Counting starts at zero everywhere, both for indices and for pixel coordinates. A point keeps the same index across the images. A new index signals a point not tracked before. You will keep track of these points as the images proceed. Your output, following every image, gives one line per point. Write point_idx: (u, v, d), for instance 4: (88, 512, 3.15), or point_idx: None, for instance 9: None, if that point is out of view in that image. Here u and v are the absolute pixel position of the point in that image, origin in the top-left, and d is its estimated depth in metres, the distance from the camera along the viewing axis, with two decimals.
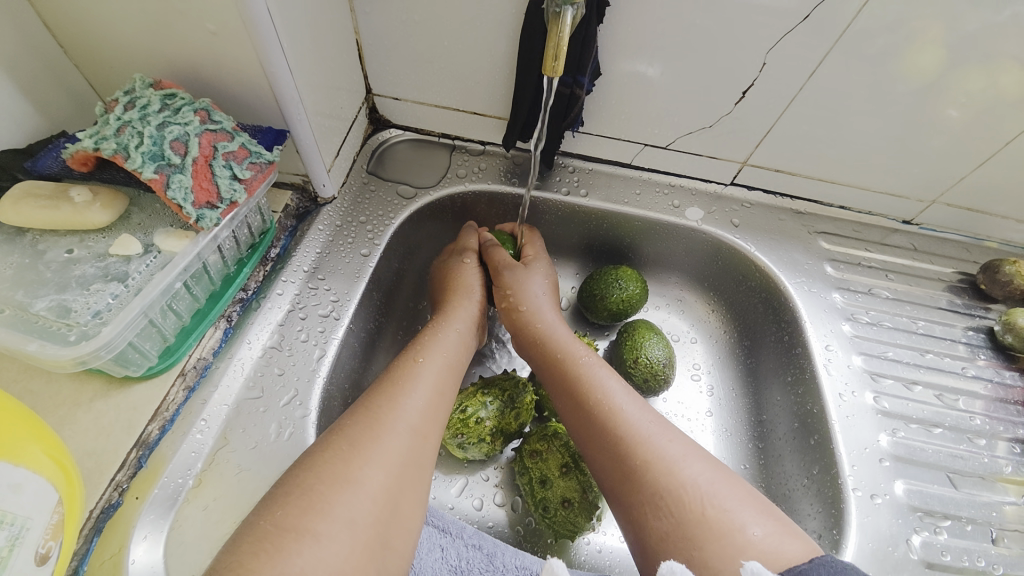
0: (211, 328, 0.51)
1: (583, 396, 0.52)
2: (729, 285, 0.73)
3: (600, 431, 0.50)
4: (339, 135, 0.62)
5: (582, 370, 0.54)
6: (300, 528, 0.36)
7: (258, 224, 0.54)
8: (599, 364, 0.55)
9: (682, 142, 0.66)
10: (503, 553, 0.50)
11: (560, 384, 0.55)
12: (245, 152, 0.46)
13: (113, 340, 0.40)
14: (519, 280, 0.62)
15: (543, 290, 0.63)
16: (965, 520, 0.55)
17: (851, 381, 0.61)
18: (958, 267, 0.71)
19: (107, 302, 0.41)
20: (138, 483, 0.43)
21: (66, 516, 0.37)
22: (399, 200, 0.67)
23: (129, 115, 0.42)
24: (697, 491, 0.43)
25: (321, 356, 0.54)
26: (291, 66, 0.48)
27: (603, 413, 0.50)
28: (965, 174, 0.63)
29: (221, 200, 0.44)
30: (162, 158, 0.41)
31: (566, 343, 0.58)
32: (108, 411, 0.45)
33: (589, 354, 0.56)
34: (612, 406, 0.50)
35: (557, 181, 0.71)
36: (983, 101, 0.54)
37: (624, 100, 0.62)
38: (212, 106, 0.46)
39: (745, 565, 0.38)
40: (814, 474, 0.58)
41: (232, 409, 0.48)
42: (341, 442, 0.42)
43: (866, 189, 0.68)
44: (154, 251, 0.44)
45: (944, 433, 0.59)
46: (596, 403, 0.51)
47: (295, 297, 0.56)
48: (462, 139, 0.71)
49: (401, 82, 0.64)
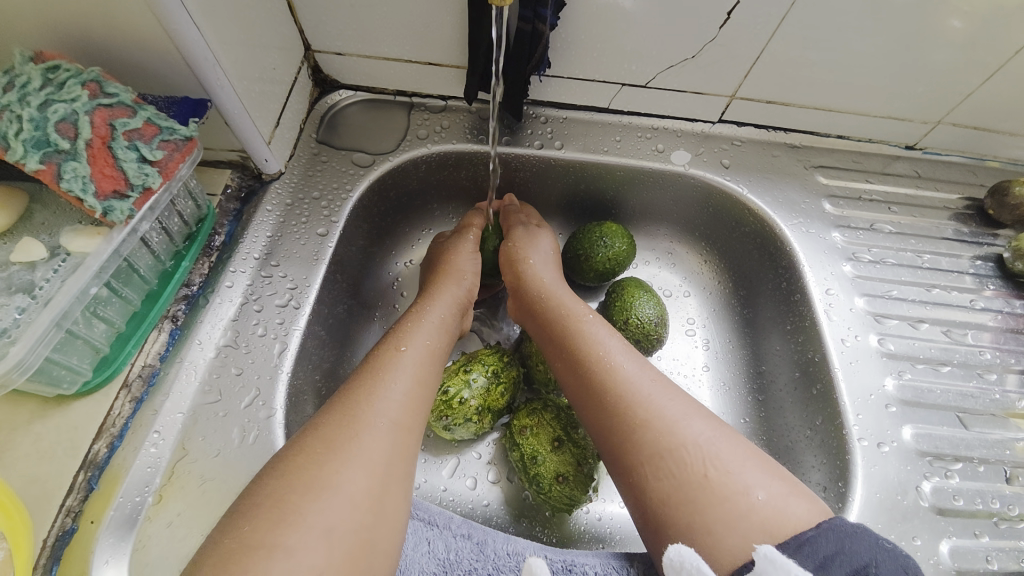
0: (154, 331, 0.46)
1: (579, 358, 0.49)
2: (722, 231, 0.68)
3: (599, 389, 0.46)
4: (277, 100, 0.54)
5: (581, 328, 0.51)
6: (270, 543, 0.32)
7: (191, 211, 0.48)
8: (600, 322, 0.51)
9: (663, 78, 0.59)
10: (495, 541, 0.46)
11: (557, 342, 0.52)
12: (154, 129, 0.40)
13: (25, 360, 0.35)
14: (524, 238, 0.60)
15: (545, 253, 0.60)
16: (976, 461, 0.52)
17: (853, 325, 0.57)
18: (963, 192, 0.66)
19: (12, 318, 0.36)
20: (91, 506, 0.40)
21: (11, 552, 0.34)
22: (355, 169, 0.60)
23: (4, 97, 0.35)
24: (698, 452, 0.40)
25: (282, 351, 0.49)
26: (198, 21, 0.41)
27: (601, 370, 0.47)
28: (973, 89, 0.57)
29: (131, 188, 0.39)
30: (48, 144, 0.36)
31: (565, 302, 0.54)
32: (49, 433, 0.41)
33: (591, 313, 0.53)
34: (611, 364, 0.47)
35: (529, 133, 0.64)
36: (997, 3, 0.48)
37: (595, 33, 0.54)
38: (103, 77, 0.39)
39: (757, 549, 0.35)
40: (818, 425, 0.56)
41: (189, 417, 0.44)
42: (316, 445, 0.38)
43: (866, 115, 0.62)
44: (62, 253, 0.39)
45: (952, 371, 0.56)
46: (597, 362, 0.47)
47: (248, 287, 0.51)
48: (419, 95, 0.64)
49: (341, 33, 0.56)
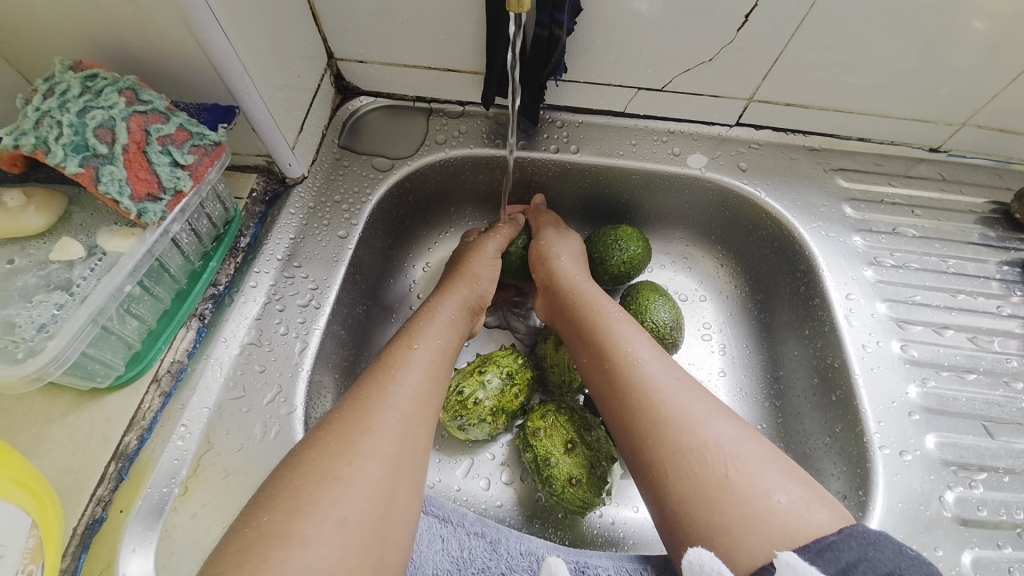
0: (182, 328, 0.48)
1: (605, 355, 0.49)
2: (739, 235, 0.68)
3: (624, 386, 0.46)
4: (301, 107, 0.56)
5: (607, 326, 0.51)
6: (287, 532, 0.33)
7: (219, 213, 0.50)
8: (627, 320, 0.51)
9: (679, 81, 0.60)
10: (508, 540, 0.47)
11: (583, 340, 0.52)
12: (185, 134, 0.42)
13: (63, 354, 0.37)
14: (553, 240, 0.61)
15: (574, 253, 0.60)
16: (1003, 471, 0.51)
17: (875, 331, 0.56)
18: (990, 196, 0.64)
19: (51, 314, 0.38)
20: (120, 496, 0.42)
21: (45, 537, 0.36)
22: (374, 173, 0.62)
23: (47, 104, 0.38)
24: (719, 452, 0.39)
25: (303, 349, 0.51)
26: (228, 32, 0.42)
27: (628, 368, 0.47)
28: (997, 91, 0.56)
29: (163, 190, 0.41)
30: (86, 149, 0.37)
31: (592, 300, 0.54)
32: (82, 425, 0.43)
33: (617, 312, 0.53)
34: (637, 362, 0.47)
35: (545, 138, 0.65)
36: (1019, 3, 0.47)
37: (611, 38, 0.55)
38: (139, 85, 0.41)
39: (779, 556, 0.34)
40: (837, 432, 0.55)
41: (213, 412, 0.46)
42: (329, 438, 0.39)
43: (888, 116, 0.61)
44: (98, 253, 0.41)
45: (978, 379, 0.55)
46: (624, 357, 0.48)
47: (271, 287, 0.52)
48: (438, 101, 0.65)
49: (363, 41, 0.58)
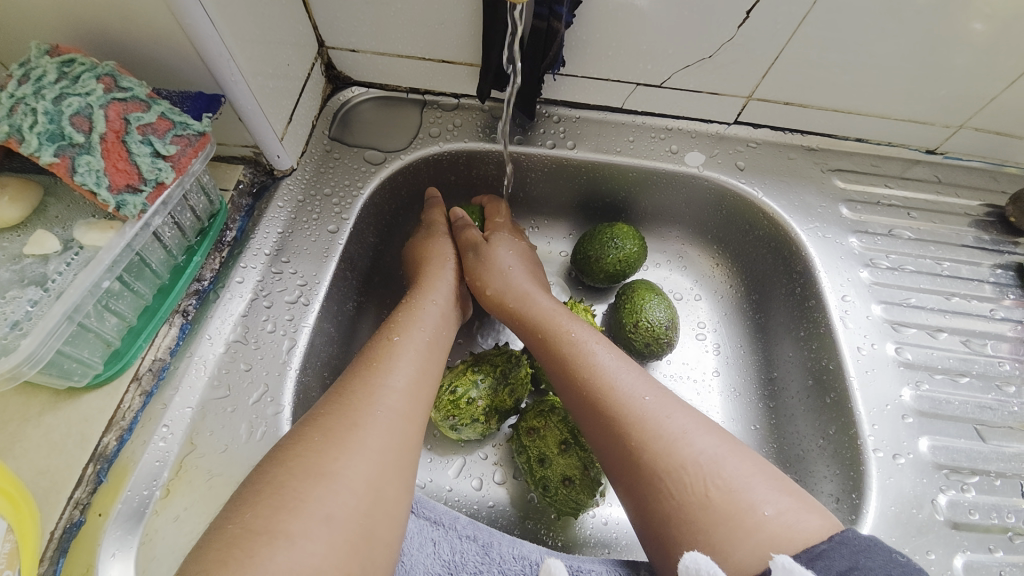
0: (165, 325, 0.47)
1: (573, 374, 0.48)
2: (735, 235, 0.67)
3: (595, 409, 0.46)
4: (291, 96, 0.54)
5: (570, 343, 0.50)
6: (272, 529, 0.32)
7: (204, 206, 0.49)
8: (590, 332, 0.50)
9: (679, 78, 0.58)
10: (501, 543, 0.46)
11: (551, 357, 0.51)
12: (167, 123, 0.40)
13: (37, 353, 0.35)
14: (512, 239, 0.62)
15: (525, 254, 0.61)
16: (994, 475, 0.51)
17: (870, 333, 0.56)
18: (985, 199, 0.64)
19: (25, 310, 0.36)
20: (99, 499, 0.40)
21: (21, 542, 0.34)
22: (366, 166, 0.60)
23: (21, 90, 0.36)
24: (699, 471, 0.39)
25: (291, 347, 0.50)
26: (214, 18, 0.41)
27: (594, 389, 0.46)
28: (996, 94, 0.55)
29: (144, 182, 0.39)
30: (62, 138, 0.36)
31: (554, 314, 0.53)
32: (59, 425, 0.41)
33: (579, 322, 0.52)
34: (605, 381, 0.46)
35: (542, 133, 0.64)
36: (1012, 8, 0.47)
37: (610, 32, 0.54)
38: (119, 71, 0.39)
39: (774, 558, 0.34)
40: (831, 435, 0.55)
41: (197, 411, 0.45)
42: (314, 433, 0.38)
43: (886, 118, 0.61)
44: (75, 247, 0.39)
45: (971, 383, 0.55)
46: (591, 380, 0.47)
47: (257, 283, 0.51)
48: (433, 93, 0.63)
49: (355, 30, 0.56)
